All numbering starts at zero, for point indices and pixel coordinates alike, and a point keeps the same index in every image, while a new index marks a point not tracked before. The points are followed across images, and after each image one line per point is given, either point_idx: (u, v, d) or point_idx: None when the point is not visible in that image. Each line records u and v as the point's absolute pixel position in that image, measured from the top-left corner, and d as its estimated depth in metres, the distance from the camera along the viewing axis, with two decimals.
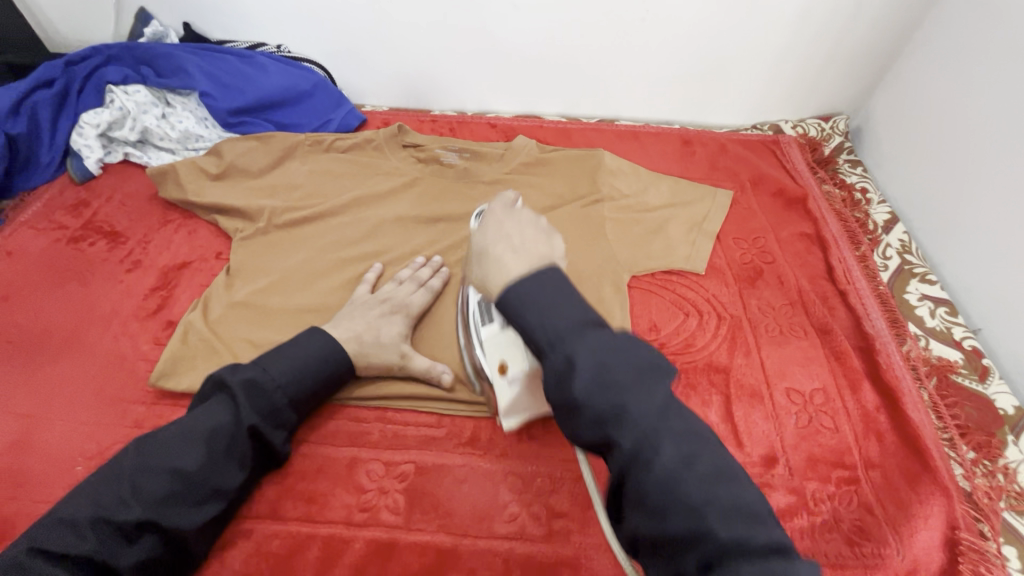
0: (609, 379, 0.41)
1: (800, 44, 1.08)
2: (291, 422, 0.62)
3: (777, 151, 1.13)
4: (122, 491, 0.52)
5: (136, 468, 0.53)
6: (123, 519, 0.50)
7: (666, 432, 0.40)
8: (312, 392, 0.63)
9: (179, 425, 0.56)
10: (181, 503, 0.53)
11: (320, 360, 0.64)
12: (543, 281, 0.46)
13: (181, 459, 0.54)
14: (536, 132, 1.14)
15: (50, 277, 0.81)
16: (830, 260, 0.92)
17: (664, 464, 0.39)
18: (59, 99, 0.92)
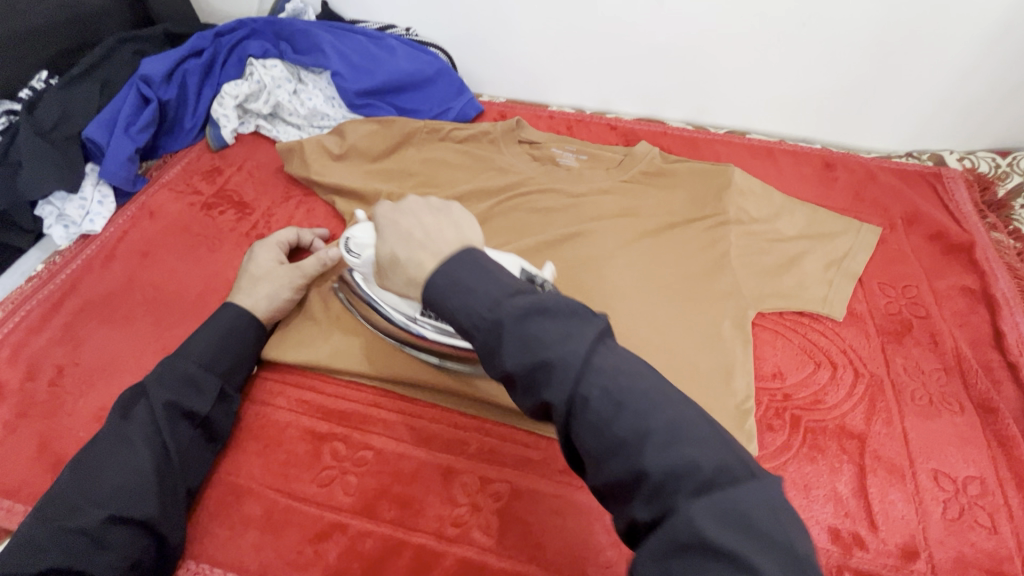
0: (524, 337, 0.39)
1: (990, 65, 0.92)
2: (218, 387, 0.63)
3: (937, 186, 0.99)
4: (72, 501, 0.52)
5: (79, 478, 0.54)
6: (82, 522, 0.51)
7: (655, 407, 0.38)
8: (218, 360, 0.64)
9: (104, 430, 0.57)
10: (139, 491, 0.54)
11: (214, 329, 0.65)
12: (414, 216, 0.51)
13: (117, 455, 0.55)
14: (658, 138, 1.06)
15: (183, 240, 0.85)
16: (1000, 325, 0.78)
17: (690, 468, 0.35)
18: (205, 68, 0.96)
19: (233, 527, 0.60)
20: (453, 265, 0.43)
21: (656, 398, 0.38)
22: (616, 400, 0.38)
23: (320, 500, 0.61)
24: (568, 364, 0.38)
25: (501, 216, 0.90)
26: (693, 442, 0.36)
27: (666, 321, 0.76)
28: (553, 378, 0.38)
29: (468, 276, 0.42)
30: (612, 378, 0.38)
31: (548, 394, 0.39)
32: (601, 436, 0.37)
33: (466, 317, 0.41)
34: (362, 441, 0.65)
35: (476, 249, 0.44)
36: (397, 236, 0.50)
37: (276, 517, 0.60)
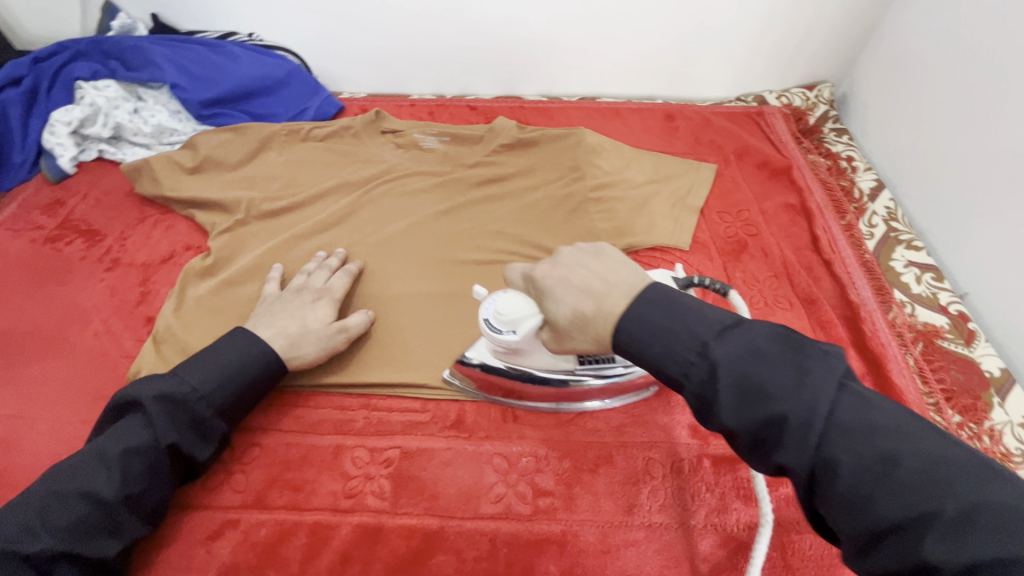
0: (750, 391, 0.38)
1: (783, 11, 1.05)
2: (219, 433, 0.61)
3: (761, 122, 1.12)
4: (30, 520, 0.49)
5: (46, 497, 0.51)
6: (33, 550, 0.48)
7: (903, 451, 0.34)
8: (234, 404, 0.62)
9: (86, 451, 0.55)
10: (98, 526, 0.52)
11: (226, 371, 0.62)
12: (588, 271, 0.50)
13: (90, 481, 0.53)
14: (516, 112, 1.12)
15: (27, 278, 0.80)
16: (815, 231, 0.91)
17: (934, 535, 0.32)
18: (29, 98, 0.91)
19: None
20: (638, 307, 0.45)
21: (936, 464, 0.34)
22: (872, 459, 0.35)
23: (209, 502, 0.61)
24: (802, 422, 0.37)
25: (371, 203, 0.91)
26: (944, 490, 0.33)
27: None
28: (782, 439, 0.37)
29: (654, 322, 0.44)
30: (846, 430, 0.36)
31: (784, 457, 0.37)
32: (839, 507, 0.35)
33: (672, 365, 0.42)
34: (248, 439, 0.66)
35: (646, 300, 0.45)
36: (559, 307, 0.51)
37: (163, 530, 0.60)
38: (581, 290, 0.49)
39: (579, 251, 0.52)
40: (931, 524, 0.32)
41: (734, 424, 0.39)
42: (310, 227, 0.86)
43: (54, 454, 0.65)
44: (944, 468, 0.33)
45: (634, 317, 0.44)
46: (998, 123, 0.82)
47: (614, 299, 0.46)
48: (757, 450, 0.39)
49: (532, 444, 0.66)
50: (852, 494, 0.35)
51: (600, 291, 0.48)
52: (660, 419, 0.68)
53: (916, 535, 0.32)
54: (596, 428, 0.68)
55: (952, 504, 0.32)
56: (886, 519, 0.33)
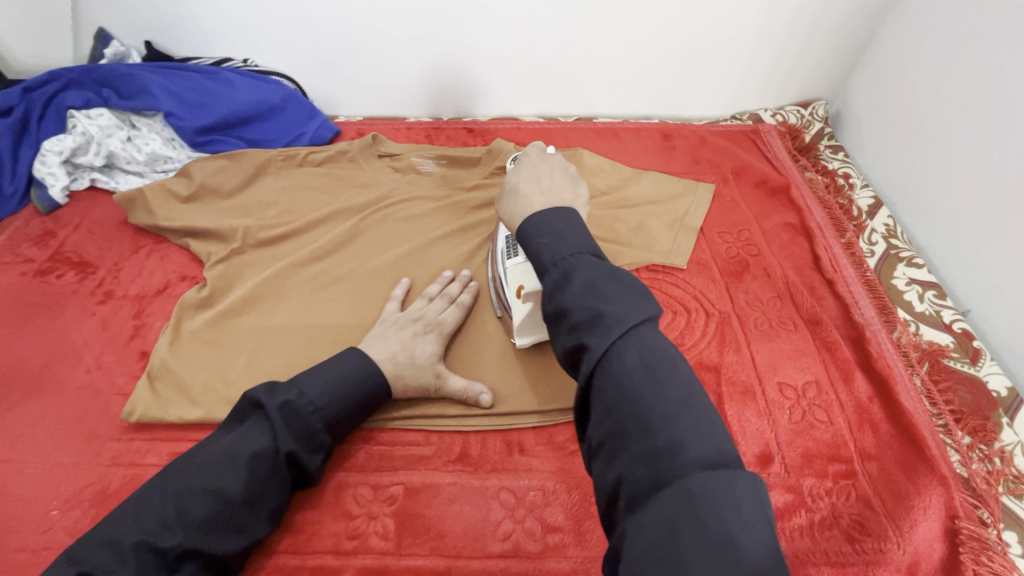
0: (608, 312, 0.42)
1: (776, 32, 1.07)
2: (327, 445, 0.60)
3: (757, 140, 1.12)
4: (167, 515, 0.51)
5: (181, 492, 0.52)
6: (165, 548, 0.49)
7: (633, 341, 0.41)
8: (342, 419, 0.61)
9: (218, 448, 0.55)
10: (225, 528, 0.53)
11: (355, 380, 0.62)
12: (562, 216, 0.50)
13: (221, 482, 0.53)
14: (513, 134, 1.12)
15: (17, 312, 0.78)
16: (816, 249, 0.91)
17: (626, 371, 0.40)
18: (19, 127, 0.90)
19: None
20: (561, 247, 0.47)
21: (693, 417, 0.38)
22: (650, 370, 0.40)
23: None
24: (615, 322, 0.41)
25: (369, 229, 0.90)
26: (709, 455, 0.36)
27: None
28: (595, 327, 0.42)
29: (545, 240, 0.48)
30: (642, 347, 0.41)
31: (589, 341, 0.42)
32: (604, 395, 0.40)
33: (549, 254, 0.47)
34: None
35: (545, 219, 0.49)
36: (509, 186, 0.57)
37: None
38: (535, 177, 0.56)
39: (558, 163, 0.58)
40: (665, 456, 0.37)
41: (575, 323, 0.43)
42: (308, 256, 0.84)
43: (45, 500, 0.63)
44: (716, 447, 0.37)
45: (551, 247, 0.48)
46: (990, 139, 0.84)
47: (540, 199, 0.54)
48: (572, 333, 0.43)
49: (540, 477, 0.65)
50: (609, 388, 0.40)
51: (552, 188, 0.55)
52: None
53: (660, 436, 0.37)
54: None
55: (691, 455, 0.36)
56: (626, 424, 0.39)
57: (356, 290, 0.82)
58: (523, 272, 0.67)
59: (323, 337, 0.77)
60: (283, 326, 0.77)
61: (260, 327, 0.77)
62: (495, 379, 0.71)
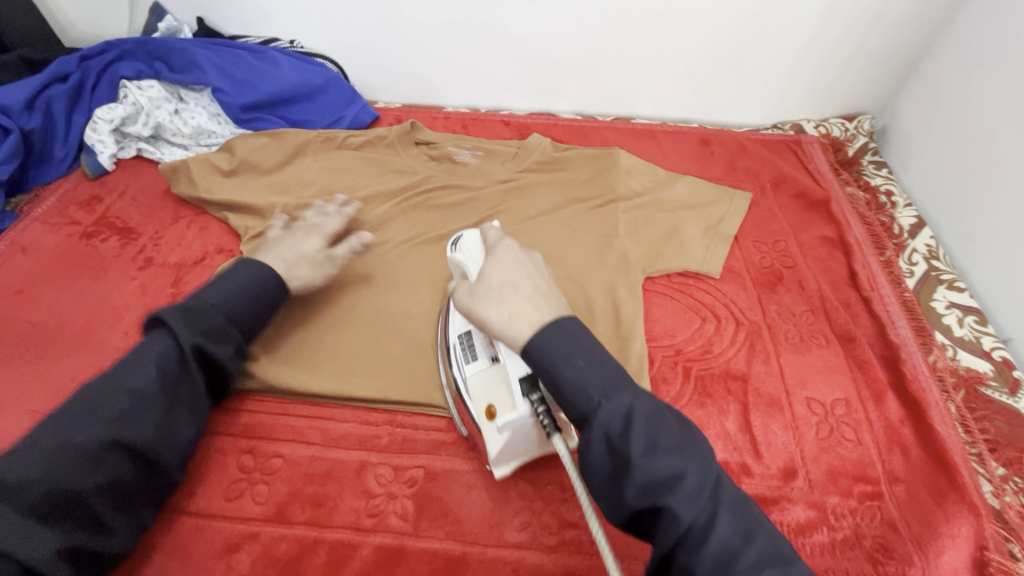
0: (653, 444, 0.44)
1: (825, 42, 1.04)
2: (237, 341, 0.64)
3: (798, 151, 1.10)
4: (78, 415, 0.52)
5: (90, 398, 0.53)
6: (86, 441, 0.51)
7: (721, 506, 0.44)
8: (245, 317, 0.64)
9: (117, 361, 0.57)
10: (148, 417, 0.55)
11: (255, 286, 0.66)
12: (566, 331, 0.50)
13: (134, 380, 0.55)
14: (551, 130, 1.12)
15: (62, 271, 0.81)
16: (854, 266, 0.89)
17: (718, 538, 0.43)
18: (73, 93, 0.92)
19: (134, 556, 0.57)
20: (579, 362, 0.48)
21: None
22: (741, 529, 0.44)
23: (229, 514, 0.60)
24: (695, 483, 0.44)
25: (403, 215, 0.91)
26: None
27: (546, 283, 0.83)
28: (660, 451, 0.44)
29: (573, 369, 0.47)
30: (729, 506, 0.44)
31: (670, 503, 0.43)
32: (675, 519, 0.43)
33: (582, 388, 0.47)
34: (271, 449, 0.65)
35: (552, 339, 0.49)
36: (488, 293, 0.55)
37: (183, 538, 0.59)
38: (513, 279, 0.55)
39: (539, 262, 0.60)
40: None
41: (633, 500, 0.44)
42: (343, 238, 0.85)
43: None
44: (755, 532, 0.44)
45: (586, 376, 0.47)
46: None
47: (541, 312, 0.51)
48: (638, 461, 0.44)
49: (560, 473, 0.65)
50: (688, 519, 0.43)
51: (541, 291, 0.54)
52: None
53: None
54: None
55: None
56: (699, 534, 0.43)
57: (390, 272, 0.81)
58: (489, 387, 0.59)
59: (354, 317, 0.76)
60: (311, 301, 0.77)
61: (290, 301, 0.77)
62: None
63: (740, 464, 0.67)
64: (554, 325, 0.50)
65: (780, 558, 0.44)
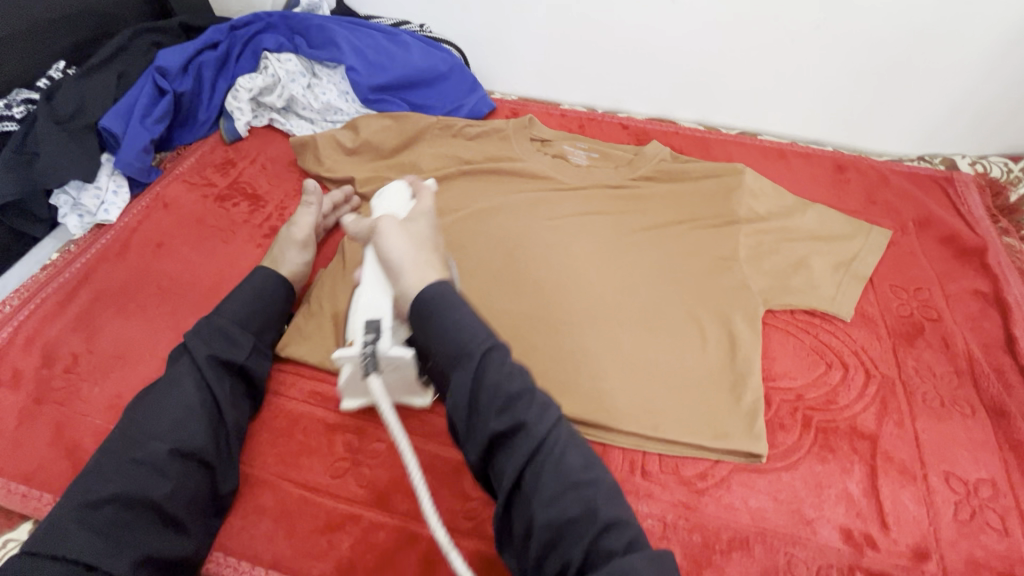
0: (513, 376, 0.48)
1: (1002, 71, 0.92)
2: (251, 339, 0.65)
3: (949, 190, 0.99)
4: (134, 435, 0.56)
5: (137, 421, 0.57)
6: (145, 454, 0.54)
7: (563, 438, 0.47)
8: (252, 317, 0.66)
9: (155, 387, 0.60)
10: (194, 424, 0.57)
11: (261, 293, 0.68)
12: (447, 292, 0.51)
13: (179, 396, 0.58)
14: (670, 138, 1.06)
15: (197, 231, 0.85)
16: (1011, 329, 0.78)
17: (562, 458, 0.46)
18: (221, 61, 0.96)
19: (247, 517, 0.60)
20: (449, 310, 0.50)
21: (614, 500, 0.46)
22: (581, 451, 0.48)
23: (333, 490, 0.61)
24: (544, 404, 0.48)
25: (521, 212, 0.87)
26: (626, 521, 0.46)
27: (663, 304, 0.78)
28: (528, 406, 0.47)
29: (459, 317, 0.49)
30: (569, 440, 0.48)
31: (525, 418, 0.46)
32: (540, 484, 0.45)
33: (455, 350, 0.48)
34: (375, 433, 0.65)
35: (445, 292, 0.51)
36: (411, 235, 0.57)
37: (290, 507, 0.60)
38: (434, 236, 0.59)
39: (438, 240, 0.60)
40: (604, 538, 0.44)
41: (495, 427, 0.46)
42: (467, 230, 0.85)
43: None
44: (622, 505, 0.47)
45: (464, 327, 0.49)
46: None
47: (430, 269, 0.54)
48: (501, 414, 0.46)
49: (659, 507, 0.63)
50: (556, 481, 0.45)
51: (438, 254, 0.57)
52: (810, 515, 0.62)
53: (595, 513, 0.45)
54: (732, 506, 0.63)
55: (605, 522, 0.45)
56: (570, 507, 0.45)
57: (499, 266, 0.81)
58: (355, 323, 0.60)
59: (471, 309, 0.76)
60: None
61: None
62: (634, 400, 0.69)
63: (864, 534, 0.61)
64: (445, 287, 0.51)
65: (605, 480, 0.47)
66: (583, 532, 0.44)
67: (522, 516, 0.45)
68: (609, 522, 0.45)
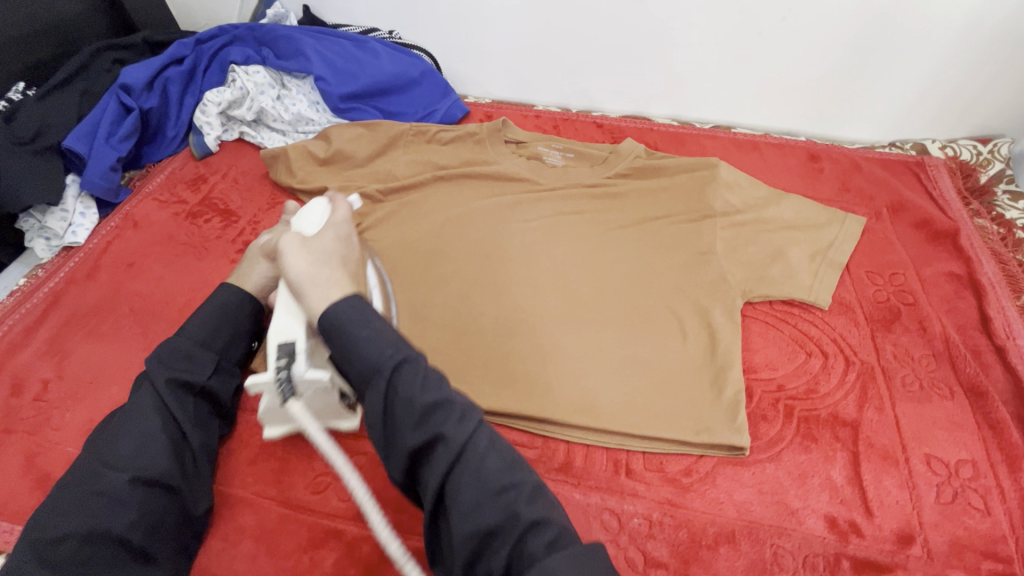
0: (429, 383, 0.46)
1: (966, 55, 0.94)
2: (212, 357, 0.63)
3: (921, 174, 1.00)
4: (94, 465, 0.54)
5: (97, 450, 0.55)
6: (104, 485, 0.52)
7: (487, 447, 0.45)
8: (215, 334, 0.63)
9: (116, 413, 0.58)
10: (154, 449, 0.55)
11: (222, 307, 0.65)
12: (351, 304, 0.49)
13: (138, 422, 0.56)
14: (644, 135, 1.07)
15: (168, 248, 0.84)
16: (986, 309, 0.79)
17: (480, 460, 0.44)
18: (187, 76, 0.95)
19: (227, 538, 0.59)
20: (355, 329, 0.47)
21: (548, 510, 0.44)
22: (506, 455, 0.46)
23: (314, 506, 0.60)
24: (463, 412, 0.46)
25: (498, 214, 0.87)
26: (559, 531, 0.43)
27: (643, 300, 0.78)
28: (445, 417, 0.45)
29: (365, 332, 0.47)
30: (495, 446, 0.46)
31: (443, 429, 0.44)
32: (458, 492, 0.43)
33: (363, 366, 0.46)
34: (357, 446, 0.67)
35: (345, 310, 0.48)
36: (314, 251, 0.55)
37: (270, 526, 0.59)
38: (337, 249, 0.57)
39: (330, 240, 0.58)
40: (533, 545, 0.42)
41: (411, 441, 0.44)
42: (447, 237, 0.84)
43: None
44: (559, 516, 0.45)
45: (370, 341, 0.46)
46: None
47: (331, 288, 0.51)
48: (417, 428, 0.44)
49: (645, 505, 0.63)
50: (475, 489, 0.43)
51: (344, 269, 0.54)
52: (796, 506, 0.62)
53: (521, 519, 0.42)
54: (717, 499, 0.63)
55: (536, 533, 0.42)
56: (490, 514, 0.43)
57: (480, 269, 0.81)
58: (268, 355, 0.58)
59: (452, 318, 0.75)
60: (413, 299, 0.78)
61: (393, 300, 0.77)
62: (619, 397, 0.69)
63: (848, 522, 0.61)
64: (344, 305, 0.49)
65: (534, 482, 0.46)
66: (509, 530, 0.42)
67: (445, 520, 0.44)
68: (536, 525, 0.42)
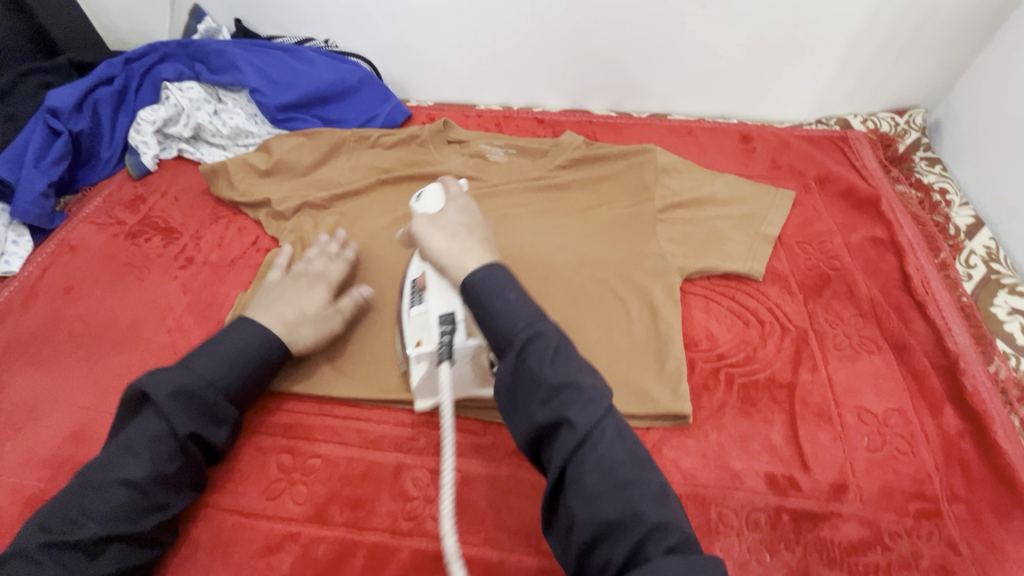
0: (561, 359, 0.49)
1: (875, 32, 0.99)
2: (232, 415, 0.61)
3: (844, 147, 1.05)
4: (72, 512, 0.51)
5: (80, 495, 0.52)
6: (80, 538, 0.50)
7: (608, 434, 0.47)
8: (236, 385, 0.61)
9: (105, 454, 0.55)
10: (138, 507, 0.53)
11: (254, 354, 0.63)
12: (494, 273, 0.53)
13: (130, 471, 0.54)
14: (583, 127, 1.10)
15: (109, 271, 0.83)
16: (906, 268, 0.85)
17: (602, 443, 0.46)
18: (118, 96, 0.94)
19: (181, 552, 0.59)
20: (499, 303, 0.51)
21: (659, 505, 0.45)
22: (628, 448, 0.47)
23: (270, 513, 0.61)
24: (591, 395, 0.48)
25: None
26: (669, 532, 0.44)
27: (587, 285, 0.80)
28: (574, 400, 0.47)
29: (511, 299, 0.51)
30: (617, 433, 0.48)
31: (571, 412, 0.46)
32: (583, 475, 0.45)
33: (504, 334, 0.50)
34: (310, 449, 0.65)
35: (494, 274, 0.53)
36: (444, 225, 0.60)
37: (226, 535, 0.59)
38: (465, 220, 0.61)
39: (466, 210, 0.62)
40: (646, 537, 0.43)
41: (538, 415, 0.47)
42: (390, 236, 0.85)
43: None
44: (672, 514, 0.46)
45: (509, 313, 0.51)
46: None
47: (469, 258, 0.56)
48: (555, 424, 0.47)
49: None
50: (598, 475, 0.45)
51: (476, 239, 0.59)
52: (739, 467, 0.65)
53: (636, 513, 0.44)
54: (665, 468, 0.66)
55: (651, 525, 0.44)
56: (611, 507, 0.44)
57: None
58: (418, 324, 0.63)
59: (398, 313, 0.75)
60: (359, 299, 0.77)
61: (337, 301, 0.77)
62: None
63: (787, 477, 0.64)
64: (490, 270, 0.54)
65: (650, 476, 0.47)
66: (629, 523, 0.44)
67: (566, 504, 0.46)
68: (653, 521, 0.44)
